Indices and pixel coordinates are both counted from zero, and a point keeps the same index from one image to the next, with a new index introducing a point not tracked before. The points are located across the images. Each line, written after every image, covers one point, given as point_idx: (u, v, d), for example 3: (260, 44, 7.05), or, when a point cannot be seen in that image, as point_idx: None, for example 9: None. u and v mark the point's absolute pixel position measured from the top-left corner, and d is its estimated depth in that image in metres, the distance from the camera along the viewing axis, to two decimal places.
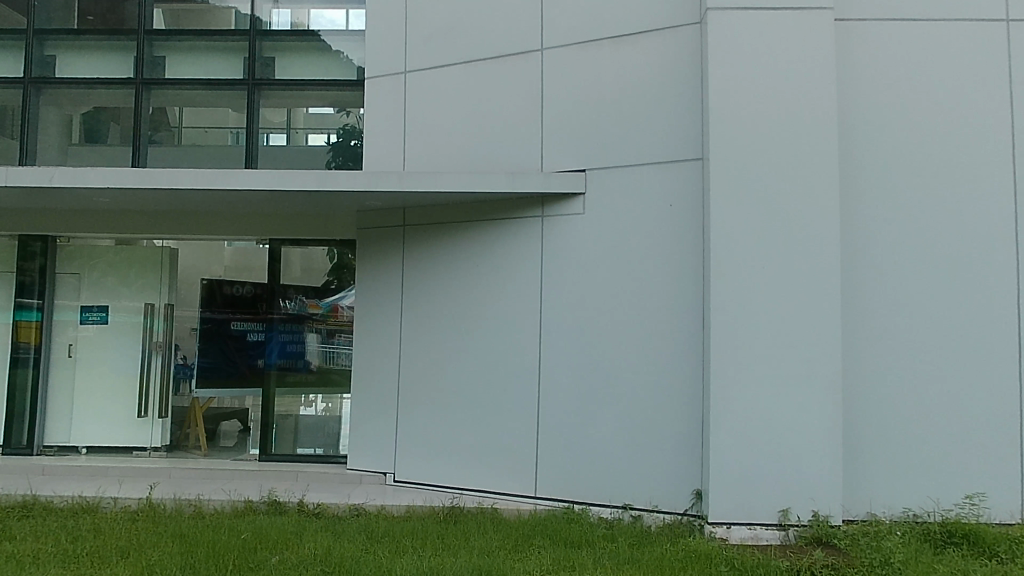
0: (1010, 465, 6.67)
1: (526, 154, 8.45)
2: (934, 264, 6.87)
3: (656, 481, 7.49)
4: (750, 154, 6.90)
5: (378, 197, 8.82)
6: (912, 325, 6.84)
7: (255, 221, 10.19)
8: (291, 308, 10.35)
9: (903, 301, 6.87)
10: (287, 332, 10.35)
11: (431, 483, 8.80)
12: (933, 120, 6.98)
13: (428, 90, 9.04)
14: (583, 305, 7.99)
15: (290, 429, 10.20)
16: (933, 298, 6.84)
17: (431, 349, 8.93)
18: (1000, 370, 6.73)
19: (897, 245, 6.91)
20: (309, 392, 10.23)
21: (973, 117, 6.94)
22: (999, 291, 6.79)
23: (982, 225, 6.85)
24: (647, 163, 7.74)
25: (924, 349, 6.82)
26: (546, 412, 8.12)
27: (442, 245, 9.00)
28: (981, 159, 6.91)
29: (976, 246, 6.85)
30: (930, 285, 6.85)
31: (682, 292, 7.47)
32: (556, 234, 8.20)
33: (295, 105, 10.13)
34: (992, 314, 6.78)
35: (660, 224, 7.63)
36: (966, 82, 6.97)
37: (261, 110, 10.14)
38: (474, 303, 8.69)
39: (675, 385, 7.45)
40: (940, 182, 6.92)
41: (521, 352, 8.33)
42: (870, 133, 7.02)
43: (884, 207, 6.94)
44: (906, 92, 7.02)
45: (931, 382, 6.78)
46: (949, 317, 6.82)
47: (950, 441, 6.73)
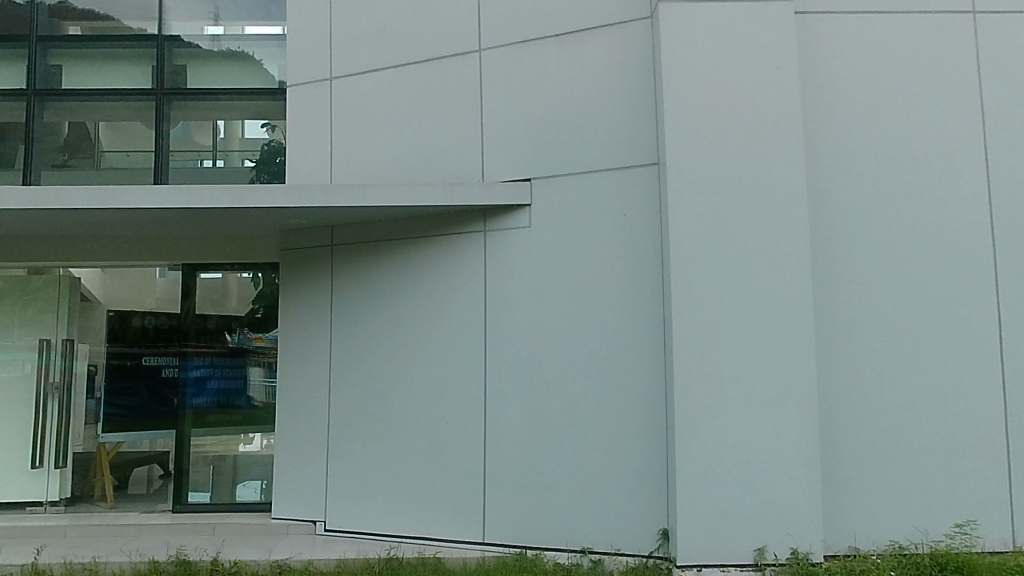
0: (1000, 487, 6.14)
1: (466, 164, 7.74)
2: (910, 272, 6.37)
3: (617, 521, 6.77)
4: (709, 157, 6.32)
5: (302, 214, 7.98)
6: (889, 338, 6.31)
7: (165, 246, 9.27)
8: (212, 341, 9.33)
9: (878, 314, 6.35)
10: (208, 368, 9.32)
11: (366, 531, 7.90)
12: (902, 117, 6.52)
13: (356, 96, 8.28)
14: (531, 327, 7.27)
15: (206, 475, 9.16)
16: (911, 308, 6.33)
17: (365, 381, 8.08)
18: (984, 385, 6.23)
19: (870, 252, 6.39)
20: (229, 433, 9.24)
21: (943, 114, 6.51)
22: (980, 299, 6.32)
23: (958, 230, 6.40)
24: (599, 171, 7.11)
25: (904, 365, 6.28)
26: (494, 447, 7.33)
27: (376, 266, 8.19)
28: (954, 158, 6.47)
29: (953, 251, 6.38)
30: (906, 294, 6.35)
31: (640, 310, 6.82)
32: (501, 250, 7.48)
33: (213, 118, 9.21)
34: (974, 323, 6.30)
35: (613, 236, 7.00)
36: (935, 76, 6.55)
37: (173, 127, 9.22)
38: (412, 328, 7.89)
39: (635, 411, 6.76)
40: (912, 183, 6.46)
41: (464, 382, 7.55)
42: (837, 132, 6.52)
43: (855, 211, 6.44)
44: (872, 88, 6.56)
45: (912, 400, 6.25)
46: (929, 329, 6.31)
47: (936, 464, 6.18)
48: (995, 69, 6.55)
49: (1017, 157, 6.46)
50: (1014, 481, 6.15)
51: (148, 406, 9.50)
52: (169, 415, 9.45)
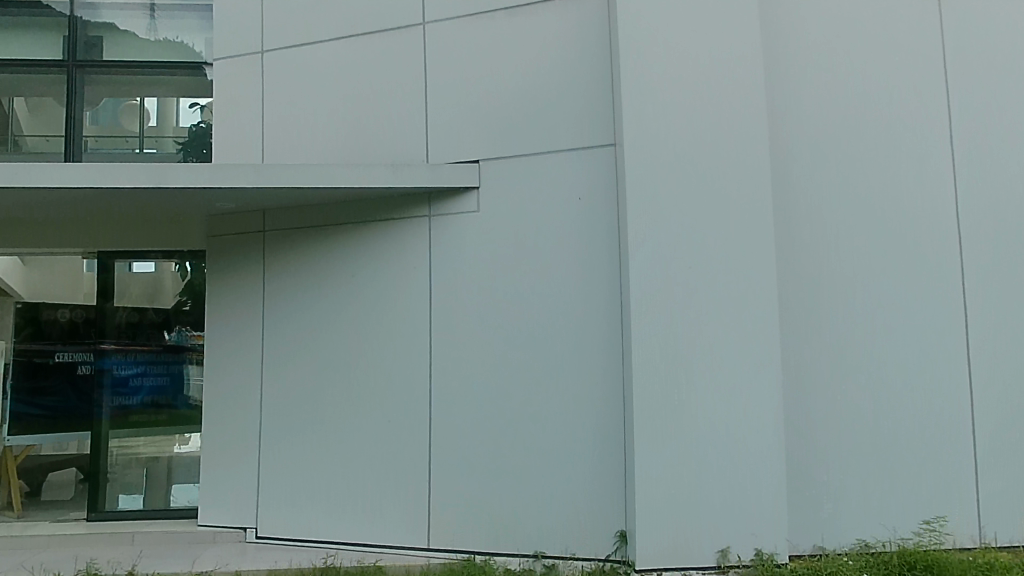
0: (967, 481, 5.95)
1: (410, 144, 7.25)
2: (874, 259, 6.17)
3: (572, 523, 6.39)
4: (669, 137, 5.98)
5: (231, 196, 7.37)
6: (852, 328, 6.12)
7: (80, 231, 8.48)
8: (133, 334, 8.68)
9: (842, 305, 6.14)
10: (128, 364, 8.65)
11: (302, 538, 7.36)
12: (865, 100, 6.30)
13: (290, 71, 7.70)
14: (479, 318, 6.83)
15: (123, 480, 8.47)
16: (875, 297, 6.13)
17: (300, 378, 7.54)
18: (949, 376, 6.04)
19: (833, 239, 6.19)
20: (149, 433, 8.57)
21: (907, 94, 6.29)
22: (945, 286, 6.12)
23: (923, 215, 6.19)
24: (552, 152, 6.70)
25: (868, 356, 6.08)
26: (440, 446, 6.87)
27: (312, 254, 7.64)
28: (918, 141, 6.25)
29: (918, 237, 6.17)
30: (870, 283, 6.15)
31: (596, 300, 6.45)
32: (447, 235, 7.02)
33: (135, 94, 8.51)
34: (941, 312, 6.10)
35: (568, 221, 6.61)
36: (898, 55, 6.32)
37: (94, 106, 8.49)
38: (352, 319, 7.38)
39: (591, 407, 6.39)
40: (876, 167, 6.25)
41: (408, 377, 7.07)
42: (799, 115, 6.31)
43: (817, 197, 6.23)
44: (833, 69, 6.34)
45: (877, 392, 6.05)
46: (893, 320, 6.11)
47: (901, 459, 5.98)
48: (961, 45, 6.31)
49: (981, 139, 6.25)
50: (981, 475, 5.96)
51: (65, 404, 8.83)
52: (82, 415, 8.77)
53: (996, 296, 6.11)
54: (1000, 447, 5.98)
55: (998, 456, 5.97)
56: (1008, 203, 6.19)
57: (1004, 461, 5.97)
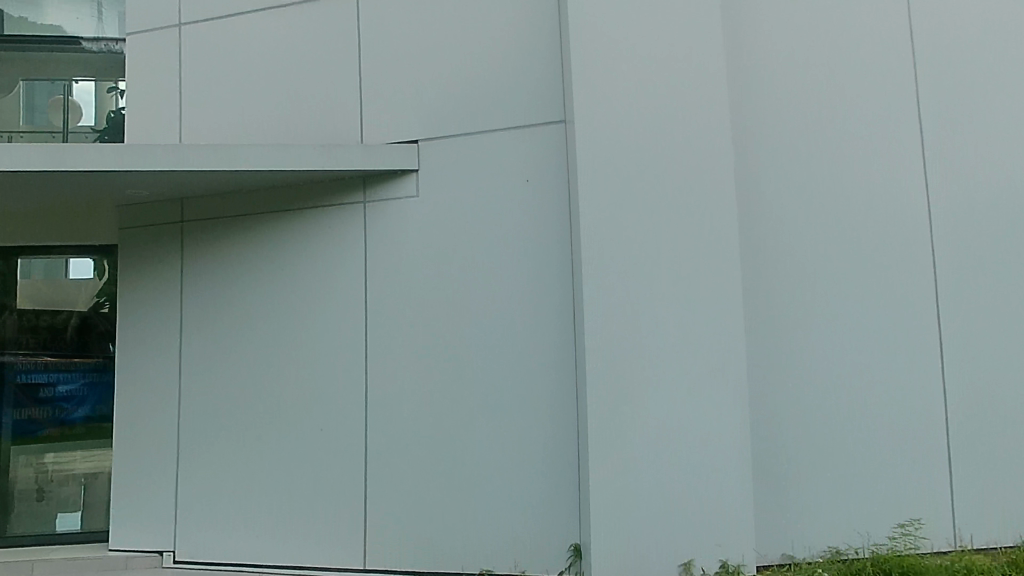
0: (942, 482, 5.60)
1: (341, 125, 6.63)
2: (839, 245, 5.79)
3: (523, 538, 5.84)
4: (622, 114, 5.49)
5: (142, 182, 6.64)
6: (819, 320, 5.72)
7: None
8: (44, 338, 7.92)
9: (809, 296, 5.74)
10: (39, 372, 7.91)
11: (226, 560, 6.68)
12: (831, 77, 5.92)
13: (209, 46, 7.03)
14: (419, 314, 6.26)
15: (60, 497, 7.68)
16: (842, 285, 5.75)
17: (223, 383, 6.85)
18: (921, 370, 5.68)
19: (797, 224, 5.79)
20: (86, 448, 7.70)
21: (873, 71, 5.92)
22: (915, 274, 5.77)
23: (892, 198, 5.82)
24: (496, 132, 6.17)
25: (837, 351, 5.69)
26: (377, 456, 6.27)
27: (236, 246, 6.97)
28: (886, 121, 5.88)
29: (886, 223, 5.81)
30: (834, 270, 5.78)
31: (546, 291, 5.92)
32: (383, 224, 6.43)
33: (51, 78, 7.74)
34: (912, 301, 5.75)
35: (515, 206, 6.07)
36: (862, 28, 5.95)
37: (14, 95, 7.71)
38: (280, 317, 6.74)
39: (541, 408, 5.85)
40: (842, 147, 5.86)
41: (341, 379, 6.45)
42: (760, 92, 5.89)
43: (778, 177, 5.83)
44: (795, 41, 5.94)
45: (847, 389, 5.66)
46: (864, 311, 5.73)
47: (873, 459, 5.60)
48: (926, 18, 5.97)
49: (951, 119, 5.92)
50: (957, 475, 5.62)
51: None
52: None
53: (965, 283, 5.79)
54: (974, 443, 5.65)
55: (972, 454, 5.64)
56: (976, 186, 5.87)
57: (977, 457, 5.64)
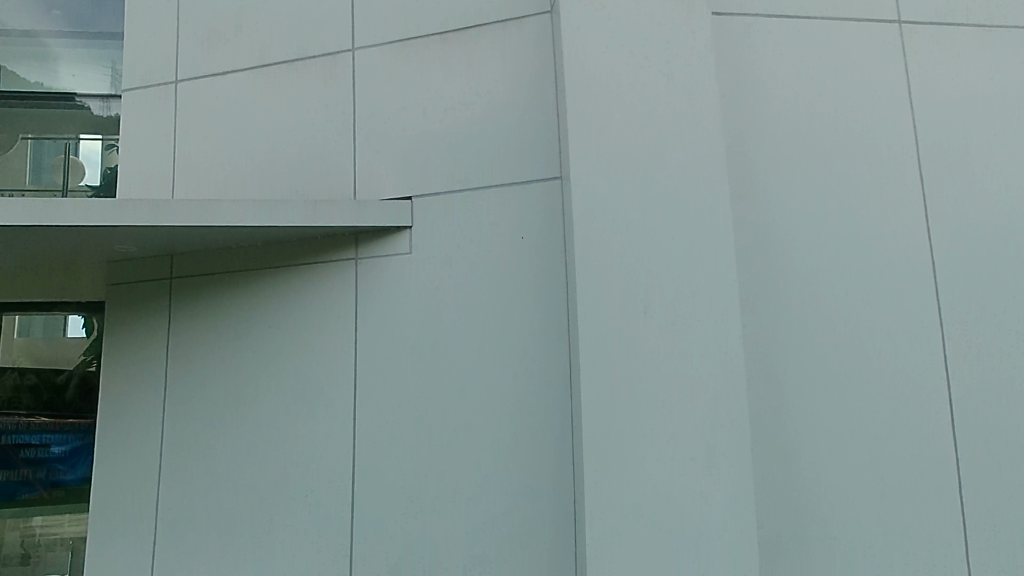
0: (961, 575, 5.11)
1: (335, 180, 6.54)
2: (862, 302, 5.39)
3: None
4: (621, 164, 5.11)
5: (129, 237, 6.51)
6: (828, 394, 5.26)
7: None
8: (32, 399, 8.02)
9: (814, 368, 5.29)
10: (24, 432, 7.96)
11: None
12: (831, 137, 5.60)
13: (205, 102, 7.01)
14: (410, 374, 6.05)
15: (46, 561, 7.72)
16: (866, 344, 5.33)
17: (207, 443, 6.62)
18: (938, 451, 5.22)
19: (800, 290, 5.38)
20: (75, 512, 7.81)
21: (874, 132, 5.63)
22: (925, 347, 5.35)
23: (898, 266, 5.44)
24: (491, 188, 6.07)
25: (843, 429, 5.22)
26: (365, 523, 6.00)
27: (225, 302, 6.81)
28: (889, 185, 5.55)
29: (894, 291, 5.41)
30: (858, 329, 5.35)
31: (541, 351, 5.72)
32: (375, 281, 6.28)
33: (55, 136, 7.73)
34: (924, 373, 5.32)
35: (510, 263, 5.91)
36: (876, 77, 5.71)
37: (20, 152, 7.67)
38: (267, 375, 6.54)
39: (536, 473, 5.59)
40: (845, 210, 5.50)
41: (329, 441, 6.22)
42: (758, 152, 5.52)
43: (797, 228, 5.46)
44: (808, 89, 5.68)
45: (856, 471, 5.18)
46: (873, 386, 5.28)
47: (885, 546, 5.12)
48: (930, 77, 5.74)
49: (957, 182, 5.61)
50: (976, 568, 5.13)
51: None
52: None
53: (987, 354, 5.37)
54: (993, 534, 5.16)
55: None
56: (987, 252, 5.51)
57: (998, 549, 5.15)
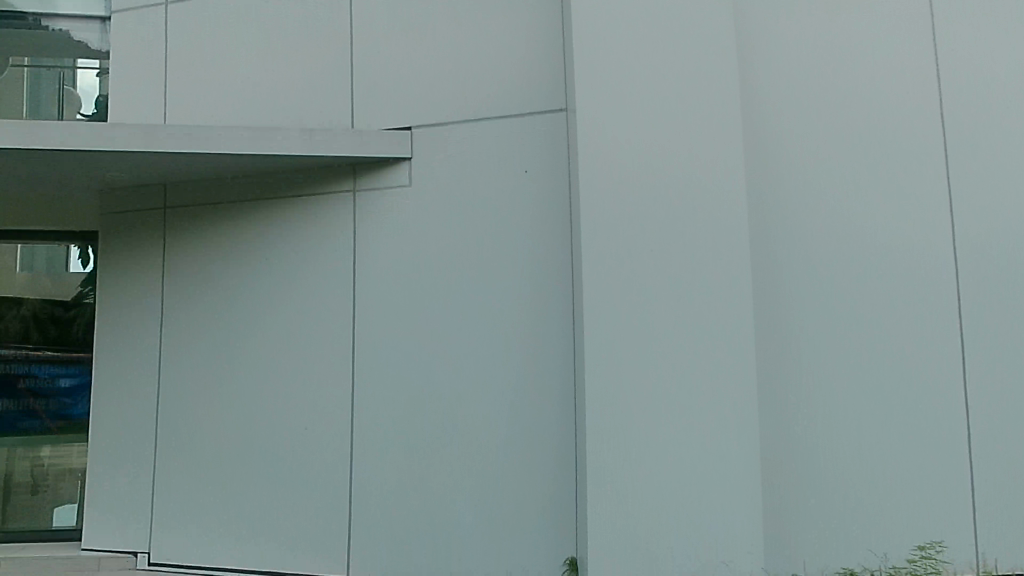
0: (964, 524, 5.31)
1: (333, 109, 6.29)
2: (864, 260, 5.53)
3: (514, 547, 5.53)
4: (640, 114, 5.21)
5: (120, 165, 6.29)
6: (835, 347, 5.48)
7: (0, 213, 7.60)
8: (37, 330, 7.66)
9: (820, 322, 5.51)
10: (29, 365, 7.63)
11: (202, 565, 6.35)
12: (846, 99, 5.67)
13: (193, 22, 6.66)
14: (410, 310, 5.93)
15: (57, 493, 7.40)
16: (868, 300, 5.50)
17: (204, 377, 6.53)
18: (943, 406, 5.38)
19: (807, 248, 5.56)
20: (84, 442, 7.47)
21: (893, 93, 5.63)
22: (939, 305, 5.46)
23: (907, 227, 5.54)
24: (494, 118, 5.83)
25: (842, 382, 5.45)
26: (364, 458, 5.95)
27: (220, 234, 6.64)
28: (906, 146, 5.60)
29: (904, 251, 5.53)
30: (866, 286, 5.52)
31: (545, 288, 5.59)
32: (374, 215, 6.09)
33: (49, 62, 6.98)
34: (937, 328, 5.44)
35: (514, 197, 5.73)
36: (891, 38, 5.68)
37: (11, 81, 6.89)
38: (264, 308, 6.41)
39: (537, 411, 5.54)
40: (858, 171, 5.61)
41: (328, 377, 6.13)
42: (775, 112, 5.68)
43: (807, 186, 5.63)
44: (825, 50, 5.72)
45: (855, 422, 5.41)
46: (874, 343, 5.46)
47: (884, 493, 5.35)
48: (970, 34, 5.63)
49: (979, 143, 5.56)
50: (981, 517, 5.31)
51: None
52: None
53: (1002, 311, 5.42)
54: (995, 485, 5.31)
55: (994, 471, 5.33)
56: (998, 211, 5.50)
57: (1000, 500, 5.30)
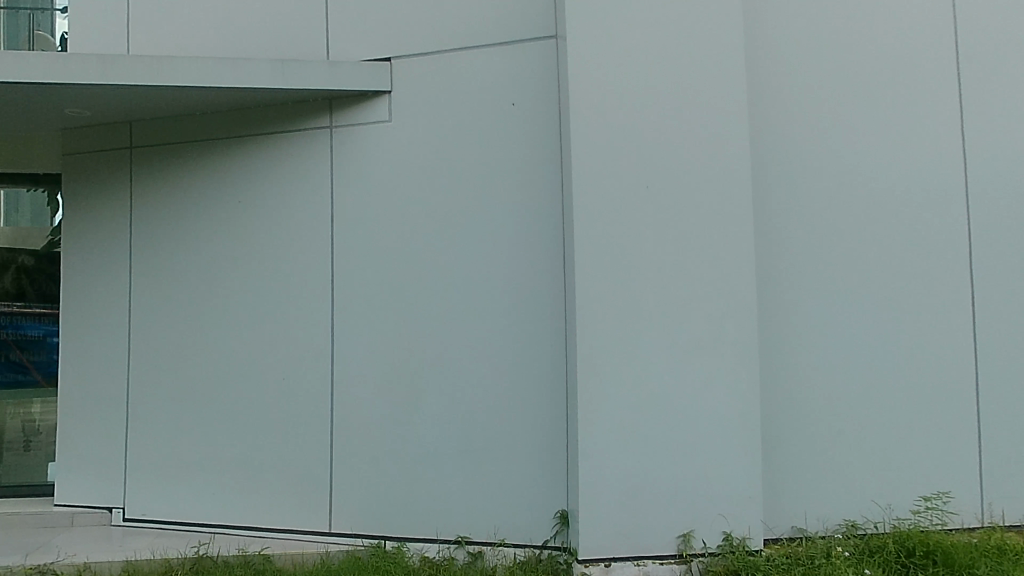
0: (968, 468, 5.15)
1: (307, 40, 5.89)
2: (873, 193, 5.25)
3: (502, 501, 5.29)
4: (637, 37, 4.83)
5: (79, 98, 5.89)
6: (842, 289, 5.20)
7: None
8: (29, 285, 7.29)
9: (827, 260, 5.21)
10: (16, 320, 7.30)
11: (179, 520, 6.12)
12: (858, 20, 5.32)
13: None
14: (391, 253, 5.61)
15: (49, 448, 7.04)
16: (877, 237, 5.24)
17: (176, 326, 6.23)
18: (949, 349, 5.20)
19: (816, 181, 5.23)
20: None
21: (906, 17, 5.33)
22: (947, 245, 5.25)
23: (918, 159, 5.28)
24: (479, 47, 5.45)
25: (849, 323, 5.19)
26: (345, 410, 5.69)
27: (190, 174, 6.27)
28: (918, 74, 5.32)
29: (915, 185, 5.26)
30: (875, 220, 5.24)
31: (534, 230, 5.28)
32: (352, 152, 5.74)
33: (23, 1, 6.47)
34: (943, 267, 5.24)
35: (501, 131, 5.37)
36: None
37: None
38: (238, 253, 6.08)
39: (526, 360, 5.27)
40: (868, 98, 5.29)
41: (307, 325, 5.85)
42: (782, 33, 5.29)
43: (816, 113, 5.26)
44: None
45: (861, 365, 5.17)
46: (882, 282, 5.22)
47: (888, 440, 5.14)
48: None
49: (991, 74, 5.34)
50: (984, 462, 5.16)
51: None
52: None
53: (1010, 250, 5.28)
54: (998, 428, 5.18)
55: (997, 419, 5.18)
56: (1008, 146, 5.32)
57: (1004, 444, 5.18)
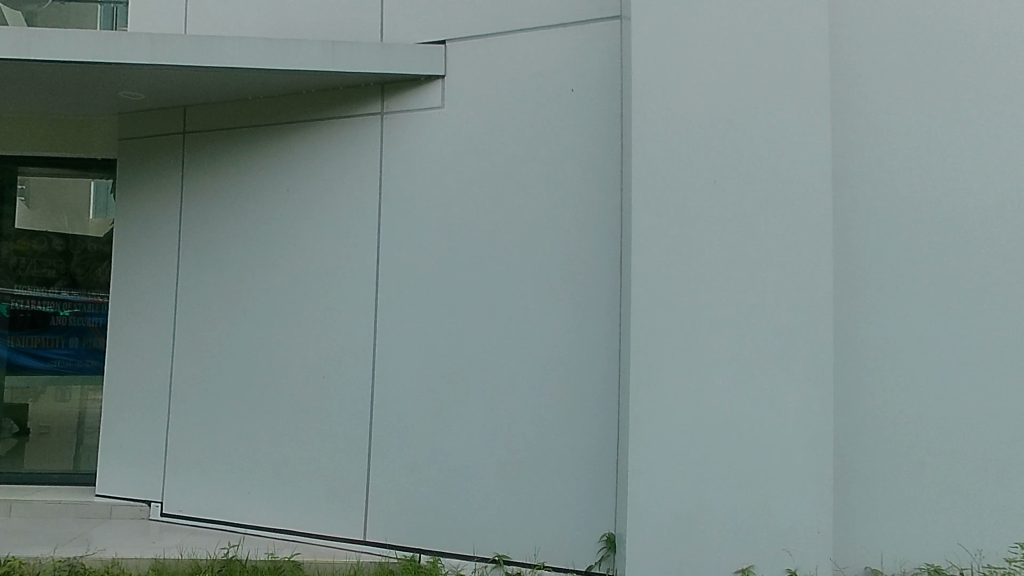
0: None
1: (361, 22, 5.64)
2: (983, 192, 4.57)
3: (545, 520, 4.92)
4: (709, 19, 4.41)
5: (131, 81, 5.77)
6: (940, 302, 4.59)
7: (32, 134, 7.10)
8: None
9: (922, 269, 4.61)
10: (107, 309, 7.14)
11: (215, 518, 5.94)
12: None
13: None
14: (438, 249, 5.31)
15: None
16: (984, 242, 4.56)
17: (221, 317, 6.07)
18: None
19: (911, 179, 4.64)
20: None
21: None
22: None
23: None
24: (538, 30, 5.09)
25: (944, 341, 4.57)
26: (384, 413, 5.41)
27: (239, 161, 6.10)
28: None
29: None
30: (983, 222, 4.57)
31: (589, 228, 4.90)
32: (402, 141, 5.46)
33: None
34: None
35: (558, 119, 5.00)
36: None
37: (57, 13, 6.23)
38: (284, 244, 5.88)
39: (576, 368, 4.88)
40: (979, 82, 4.61)
41: (349, 321, 5.59)
42: (876, 15, 4.73)
43: (914, 102, 4.66)
44: None
45: (957, 389, 4.55)
46: (988, 294, 4.55)
47: (986, 475, 4.50)
48: None
49: None
50: None
51: (61, 354, 7.16)
52: (77, 365, 7.13)
53: None
54: None
55: None
56: None
57: None
